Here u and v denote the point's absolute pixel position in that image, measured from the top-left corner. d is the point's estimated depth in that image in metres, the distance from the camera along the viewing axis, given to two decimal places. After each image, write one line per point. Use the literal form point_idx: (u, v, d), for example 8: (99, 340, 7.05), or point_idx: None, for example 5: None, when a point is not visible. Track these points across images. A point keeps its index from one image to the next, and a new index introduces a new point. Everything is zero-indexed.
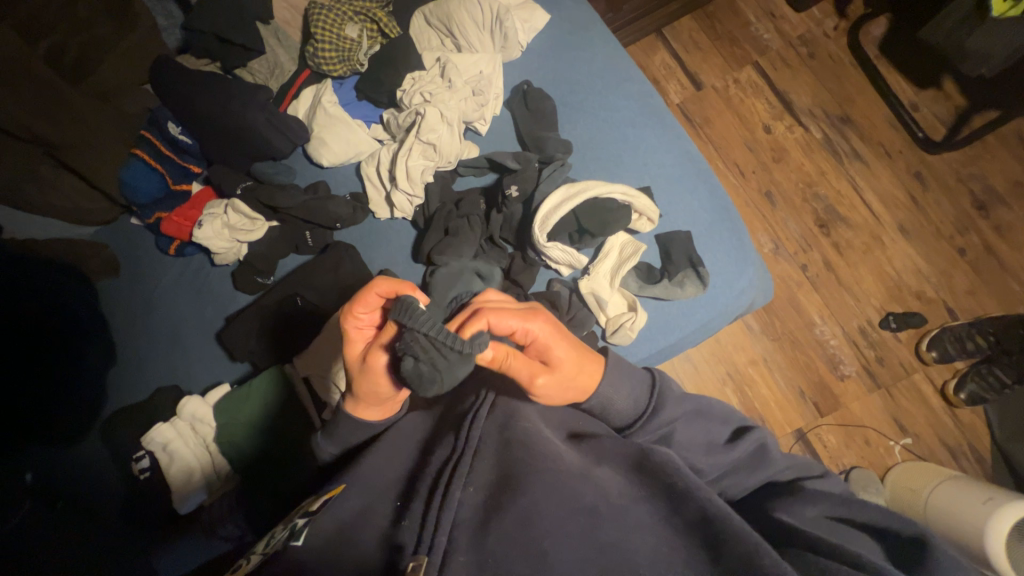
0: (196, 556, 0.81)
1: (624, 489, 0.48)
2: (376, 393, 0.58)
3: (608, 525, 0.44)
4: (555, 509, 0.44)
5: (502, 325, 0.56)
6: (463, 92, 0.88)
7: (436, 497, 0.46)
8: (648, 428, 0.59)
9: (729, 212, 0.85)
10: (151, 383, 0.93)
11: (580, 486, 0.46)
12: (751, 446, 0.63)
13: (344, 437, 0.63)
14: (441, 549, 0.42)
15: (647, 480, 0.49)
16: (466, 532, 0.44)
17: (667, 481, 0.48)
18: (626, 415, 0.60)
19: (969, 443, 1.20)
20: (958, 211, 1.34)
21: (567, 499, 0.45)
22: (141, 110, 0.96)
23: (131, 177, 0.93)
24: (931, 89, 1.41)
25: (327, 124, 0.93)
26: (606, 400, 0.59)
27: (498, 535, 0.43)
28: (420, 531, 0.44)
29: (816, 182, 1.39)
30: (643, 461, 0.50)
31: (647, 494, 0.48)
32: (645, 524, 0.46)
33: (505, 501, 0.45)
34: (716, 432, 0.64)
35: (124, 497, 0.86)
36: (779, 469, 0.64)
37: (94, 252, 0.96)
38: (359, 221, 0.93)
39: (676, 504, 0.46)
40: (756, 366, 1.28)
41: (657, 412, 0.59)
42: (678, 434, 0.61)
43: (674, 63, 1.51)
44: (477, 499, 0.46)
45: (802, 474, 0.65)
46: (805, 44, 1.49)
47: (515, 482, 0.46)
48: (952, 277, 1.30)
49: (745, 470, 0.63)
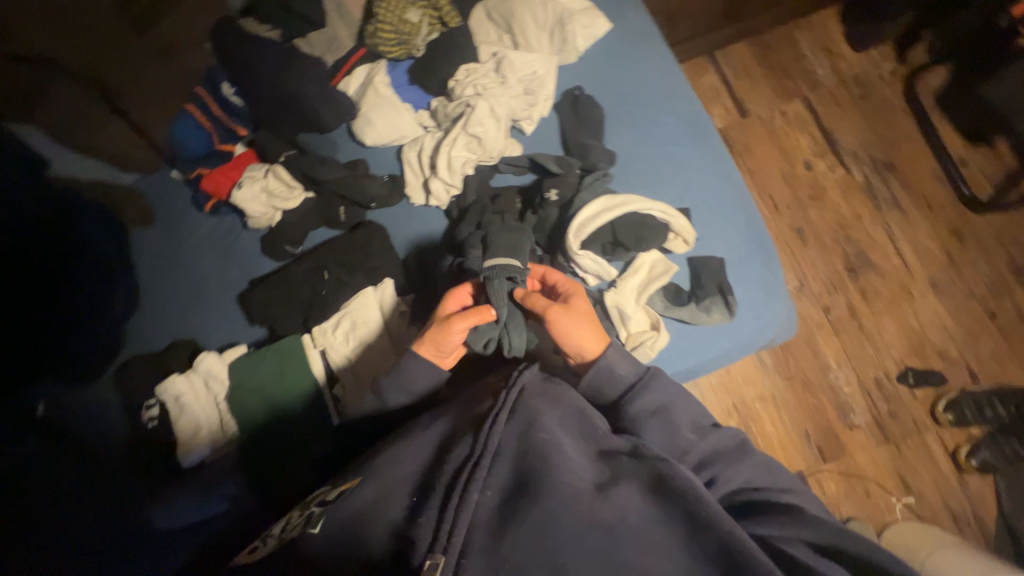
0: (191, 513, 0.81)
1: (641, 509, 0.46)
2: (441, 342, 0.70)
3: (624, 545, 0.43)
4: (572, 524, 0.43)
5: (552, 276, 0.76)
6: (515, 90, 0.90)
7: (452, 498, 0.45)
8: (643, 398, 0.62)
9: (765, 243, 0.84)
10: (169, 335, 0.95)
11: (596, 502, 0.45)
12: (728, 439, 0.63)
13: (411, 384, 0.70)
14: (458, 548, 0.42)
15: (664, 503, 0.47)
16: (480, 536, 0.43)
17: (687, 508, 0.46)
18: (624, 383, 0.63)
19: (974, 510, 1.17)
20: (994, 273, 1.31)
21: (585, 514, 0.44)
22: (198, 68, 0.97)
23: (180, 131, 0.96)
24: (982, 146, 1.38)
25: (375, 104, 0.93)
26: (610, 367, 0.63)
27: (515, 541, 0.43)
28: (436, 528, 0.44)
29: (850, 226, 1.37)
30: (662, 483, 0.48)
31: (667, 515, 0.46)
32: (661, 548, 0.44)
33: (521, 509, 0.44)
34: (702, 413, 0.64)
35: (128, 443, 0.88)
36: (761, 467, 0.62)
37: (133, 201, 0.99)
38: (394, 203, 0.93)
39: (697, 531, 0.45)
40: (763, 402, 1.26)
41: (650, 384, 0.62)
42: (674, 408, 0.62)
43: (722, 87, 1.49)
44: (494, 502, 0.46)
45: (780, 484, 0.61)
46: (859, 84, 1.46)
47: (532, 490, 0.45)
48: (978, 339, 1.27)
49: (727, 461, 0.61)
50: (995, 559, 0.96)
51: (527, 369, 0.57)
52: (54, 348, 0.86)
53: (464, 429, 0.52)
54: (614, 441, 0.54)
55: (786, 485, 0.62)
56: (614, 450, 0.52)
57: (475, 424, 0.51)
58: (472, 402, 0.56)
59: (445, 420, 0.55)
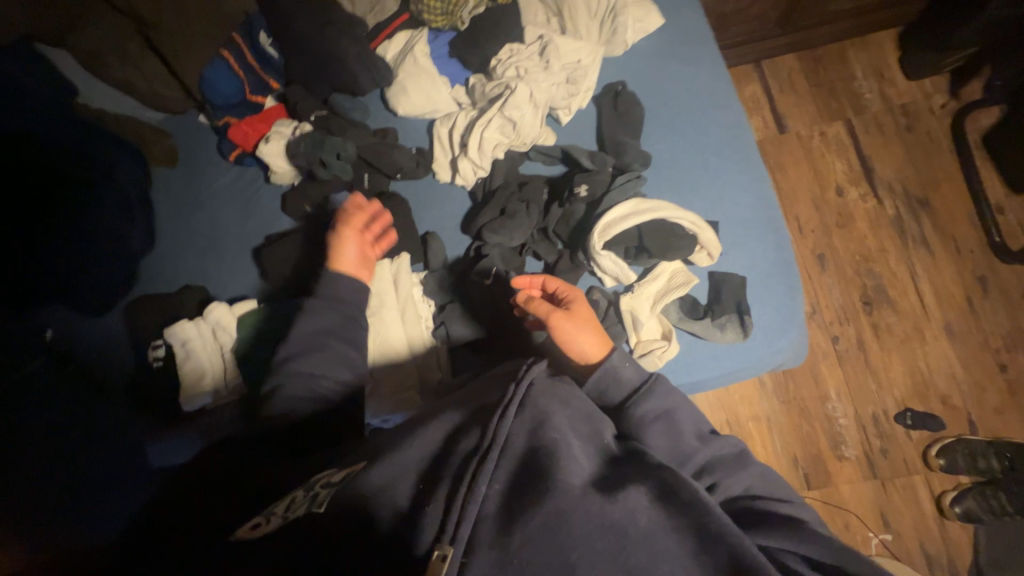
0: (188, 451, 0.85)
1: (651, 514, 0.46)
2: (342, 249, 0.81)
3: (635, 549, 0.43)
4: (583, 523, 0.43)
5: (551, 283, 0.75)
6: (558, 76, 0.86)
7: (460, 488, 0.45)
8: (646, 403, 0.61)
9: (789, 268, 0.82)
10: (180, 279, 0.95)
11: (606, 504, 0.45)
12: (727, 448, 0.63)
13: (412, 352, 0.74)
14: (465, 540, 0.43)
15: (675, 511, 0.46)
16: (486, 529, 0.44)
17: (697, 518, 0.46)
18: (628, 387, 0.63)
19: (949, 556, 1.18)
20: (1012, 325, 1.29)
21: (594, 514, 0.44)
22: (239, 12, 0.94)
23: (213, 75, 0.93)
24: (1023, 195, 1.34)
25: (413, 73, 0.91)
26: (615, 371, 0.63)
27: (523, 537, 0.43)
28: (442, 519, 0.44)
29: (873, 258, 1.34)
30: (671, 493, 0.48)
31: (677, 524, 0.46)
32: (672, 555, 0.44)
33: (529, 506, 0.44)
34: (703, 420, 0.64)
35: (132, 379, 0.89)
36: (762, 477, 0.62)
37: (158, 139, 0.98)
38: (419, 176, 0.92)
39: (707, 544, 0.44)
40: (756, 422, 1.26)
41: (653, 391, 0.62)
42: (677, 415, 0.62)
43: (764, 98, 1.45)
44: (500, 496, 0.46)
45: (777, 496, 0.61)
46: (906, 114, 1.41)
47: (541, 488, 0.45)
48: (983, 389, 1.26)
49: (726, 468, 0.61)
50: None
51: (538, 362, 0.55)
52: (68, 277, 0.88)
53: (473, 421, 0.52)
54: (615, 447, 0.54)
55: (786, 497, 0.61)
56: (620, 457, 0.52)
57: (483, 417, 0.51)
58: (482, 393, 0.56)
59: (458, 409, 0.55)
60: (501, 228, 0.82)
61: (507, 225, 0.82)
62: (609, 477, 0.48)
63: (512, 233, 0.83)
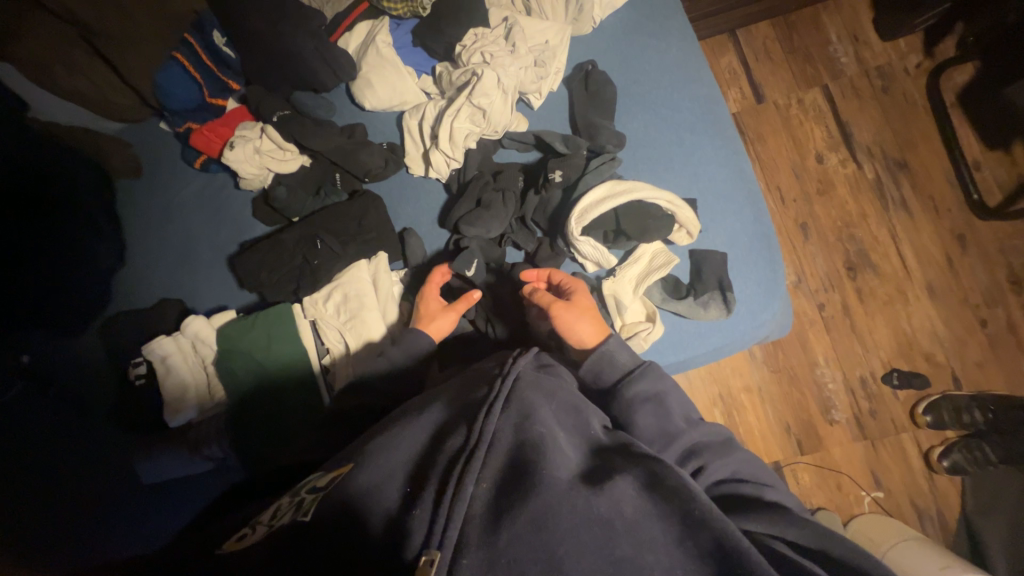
0: (177, 470, 0.83)
1: (639, 504, 0.46)
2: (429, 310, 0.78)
3: (622, 540, 0.43)
4: (570, 518, 0.43)
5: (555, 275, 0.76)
6: (525, 60, 0.83)
7: (448, 489, 0.44)
8: (636, 385, 0.61)
9: (769, 240, 0.82)
10: (156, 293, 0.93)
11: (592, 496, 0.45)
12: (713, 434, 0.63)
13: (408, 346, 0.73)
14: (453, 542, 0.42)
15: (661, 499, 0.46)
16: (475, 529, 0.43)
17: (683, 505, 0.45)
18: (621, 370, 0.63)
19: (938, 508, 1.21)
20: (991, 281, 1.31)
21: (581, 507, 0.44)
22: (187, 10, 0.90)
23: (167, 80, 0.89)
24: (998, 150, 1.35)
25: (376, 64, 0.88)
26: (611, 354, 0.64)
27: (512, 534, 0.42)
28: (430, 520, 0.43)
29: (855, 224, 1.35)
30: (657, 480, 0.48)
31: (664, 513, 0.45)
32: (659, 544, 0.44)
33: (517, 502, 0.44)
34: (692, 407, 0.64)
35: (115, 401, 0.87)
36: (748, 462, 0.62)
37: (117, 150, 0.94)
38: (389, 175, 0.90)
39: (693, 531, 0.44)
40: (748, 393, 1.28)
41: (646, 373, 0.62)
42: (667, 398, 0.62)
43: (740, 69, 1.43)
44: (488, 494, 0.45)
45: (761, 482, 0.61)
46: (882, 76, 1.41)
47: (528, 483, 0.45)
48: (966, 345, 1.28)
49: (714, 452, 0.61)
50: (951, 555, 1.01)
51: (521, 358, 0.57)
52: (41, 302, 0.86)
53: (459, 419, 0.51)
54: (604, 436, 0.54)
55: (770, 482, 0.61)
56: (609, 447, 0.52)
57: (469, 414, 0.51)
58: (467, 389, 0.56)
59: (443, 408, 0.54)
60: (480, 220, 0.80)
61: (485, 216, 0.80)
62: (596, 468, 0.48)
63: (491, 227, 0.81)
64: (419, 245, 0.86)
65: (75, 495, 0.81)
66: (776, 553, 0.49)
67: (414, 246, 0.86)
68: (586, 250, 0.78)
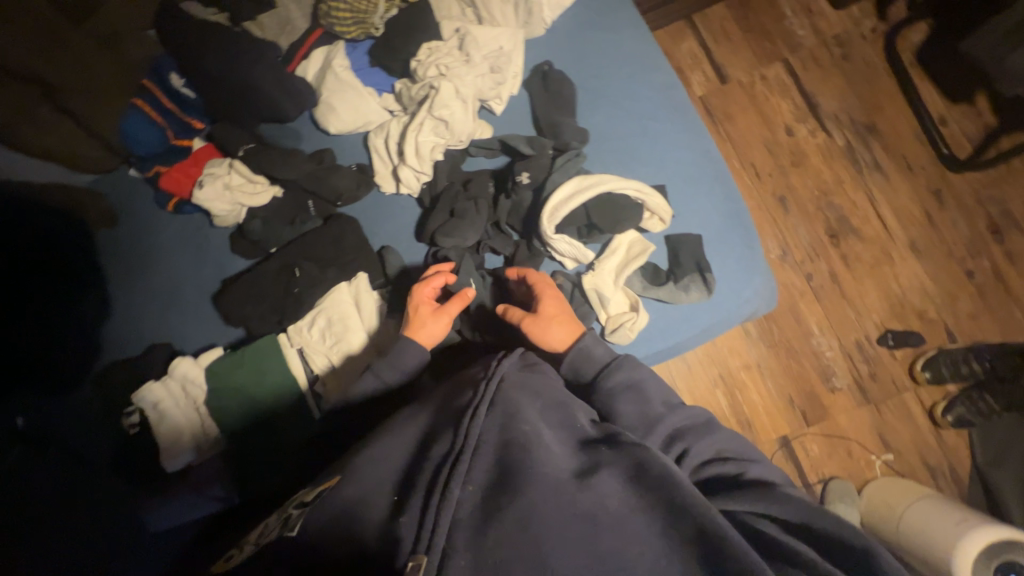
0: (183, 514, 0.82)
1: (623, 496, 0.46)
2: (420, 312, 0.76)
3: (607, 533, 0.43)
4: (554, 515, 0.43)
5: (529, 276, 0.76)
6: (481, 68, 0.85)
7: (433, 495, 0.44)
8: (614, 376, 0.62)
9: (743, 217, 0.83)
10: (143, 340, 0.93)
11: (577, 493, 0.45)
12: (694, 416, 0.64)
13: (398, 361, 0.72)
14: (440, 547, 0.41)
15: (646, 489, 0.46)
16: (462, 533, 0.42)
17: (667, 494, 0.45)
18: (599, 363, 0.64)
19: (949, 464, 1.21)
20: (972, 232, 1.32)
21: (566, 503, 0.44)
22: (143, 56, 0.91)
23: (131, 127, 0.90)
24: (962, 104, 1.37)
25: (336, 88, 0.89)
26: (588, 350, 0.65)
27: (499, 535, 0.42)
28: (418, 527, 0.43)
29: (832, 191, 1.36)
30: (642, 471, 0.47)
31: (649, 503, 0.45)
32: (644, 534, 0.43)
33: (503, 502, 0.44)
34: (671, 392, 0.64)
35: (114, 451, 0.86)
36: (731, 440, 0.62)
37: (92, 201, 0.94)
38: (362, 196, 0.90)
39: (677, 517, 0.44)
40: (748, 371, 1.28)
41: (621, 364, 0.63)
42: (645, 385, 0.63)
43: (701, 52, 1.45)
44: (475, 498, 0.45)
45: (746, 459, 0.60)
46: (840, 44, 1.43)
47: (513, 483, 0.45)
48: (956, 298, 1.29)
49: (695, 434, 0.61)
50: (966, 509, 1.00)
51: (506, 360, 0.57)
52: (38, 355, 0.84)
53: (444, 424, 0.51)
54: (592, 430, 0.54)
55: (755, 457, 0.61)
56: (596, 439, 0.52)
57: (454, 419, 0.51)
58: (452, 394, 0.56)
59: (430, 414, 0.55)
60: (455, 230, 0.81)
61: (459, 227, 0.81)
62: (581, 464, 0.49)
63: (467, 233, 0.81)
64: (398, 259, 0.86)
65: (111, 527, 0.75)
66: (763, 535, 0.48)
67: (392, 264, 0.86)
68: (559, 244, 0.78)
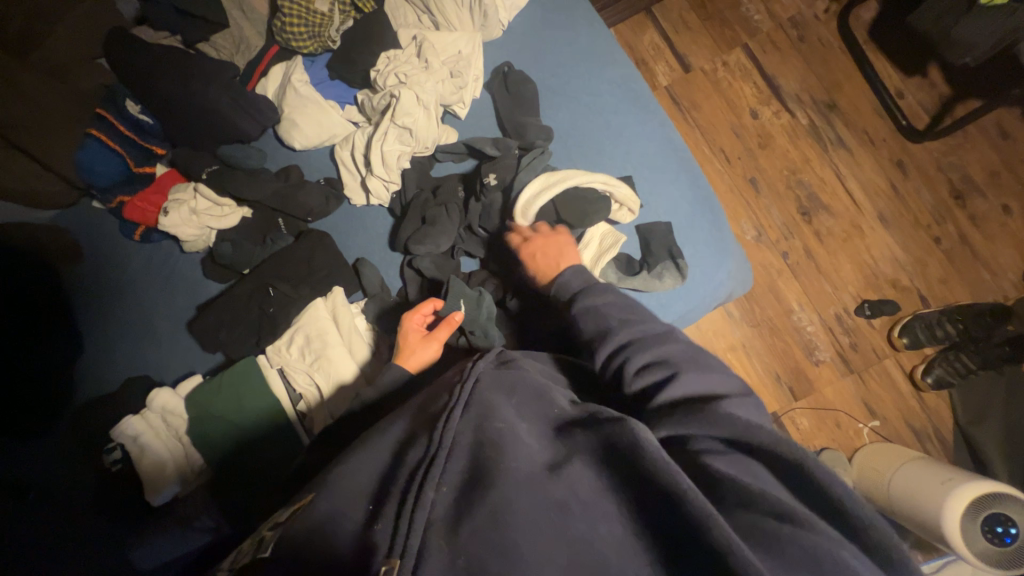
0: (169, 551, 0.77)
1: (593, 481, 0.45)
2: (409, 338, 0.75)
3: (577, 519, 0.42)
4: (525, 506, 0.43)
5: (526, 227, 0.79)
6: (440, 74, 0.85)
7: (408, 501, 0.44)
8: (582, 300, 0.65)
9: (710, 202, 0.84)
10: (121, 374, 0.91)
11: (548, 483, 0.45)
12: (653, 330, 0.60)
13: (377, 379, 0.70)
14: (414, 550, 0.41)
15: (614, 468, 0.45)
16: (436, 535, 0.42)
17: (627, 464, 0.44)
18: (569, 290, 0.68)
19: (933, 425, 1.25)
20: (936, 199, 1.36)
21: (536, 494, 0.44)
22: (97, 86, 0.91)
23: (88, 158, 0.88)
24: (917, 75, 1.41)
25: (298, 104, 0.88)
26: (564, 280, 0.69)
27: (471, 532, 0.42)
28: (393, 534, 0.43)
29: (800, 169, 1.39)
30: (609, 448, 0.46)
31: (616, 485, 0.45)
32: (615, 517, 0.43)
33: (475, 499, 0.44)
34: (633, 314, 0.62)
35: (91, 493, 0.81)
36: (682, 352, 0.56)
37: (53, 238, 0.91)
38: (332, 211, 0.90)
39: (636, 487, 0.43)
40: (734, 352, 1.30)
41: (589, 289, 0.66)
42: (603, 304, 0.64)
43: (662, 43, 1.47)
44: (449, 499, 0.45)
45: (703, 375, 0.54)
46: (796, 26, 1.46)
47: (486, 480, 0.45)
48: (926, 264, 1.33)
49: (641, 346, 0.58)
50: (952, 468, 1.02)
51: (481, 361, 0.57)
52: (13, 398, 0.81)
53: (420, 430, 0.51)
54: (572, 409, 0.54)
55: (713, 376, 0.54)
56: (570, 423, 0.52)
57: (430, 424, 0.51)
58: (429, 398, 0.56)
59: (407, 419, 0.55)
60: (427, 237, 0.81)
61: (430, 233, 0.81)
62: (554, 454, 0.48)
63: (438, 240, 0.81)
64: (372, 274, 0.86)
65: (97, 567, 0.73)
66: (704, 469, 0.45)
67: (369, 279, 0.86)
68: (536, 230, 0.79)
